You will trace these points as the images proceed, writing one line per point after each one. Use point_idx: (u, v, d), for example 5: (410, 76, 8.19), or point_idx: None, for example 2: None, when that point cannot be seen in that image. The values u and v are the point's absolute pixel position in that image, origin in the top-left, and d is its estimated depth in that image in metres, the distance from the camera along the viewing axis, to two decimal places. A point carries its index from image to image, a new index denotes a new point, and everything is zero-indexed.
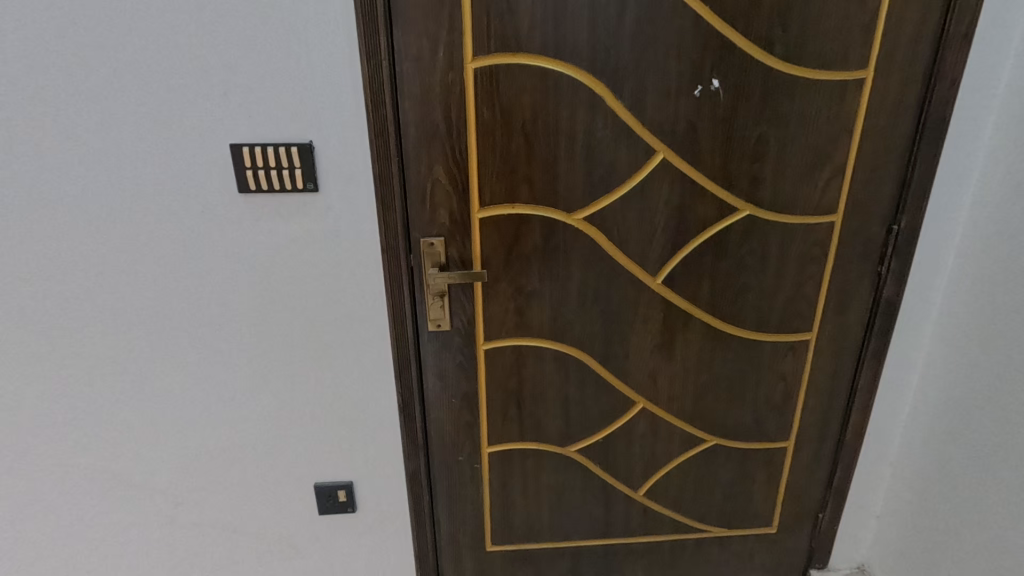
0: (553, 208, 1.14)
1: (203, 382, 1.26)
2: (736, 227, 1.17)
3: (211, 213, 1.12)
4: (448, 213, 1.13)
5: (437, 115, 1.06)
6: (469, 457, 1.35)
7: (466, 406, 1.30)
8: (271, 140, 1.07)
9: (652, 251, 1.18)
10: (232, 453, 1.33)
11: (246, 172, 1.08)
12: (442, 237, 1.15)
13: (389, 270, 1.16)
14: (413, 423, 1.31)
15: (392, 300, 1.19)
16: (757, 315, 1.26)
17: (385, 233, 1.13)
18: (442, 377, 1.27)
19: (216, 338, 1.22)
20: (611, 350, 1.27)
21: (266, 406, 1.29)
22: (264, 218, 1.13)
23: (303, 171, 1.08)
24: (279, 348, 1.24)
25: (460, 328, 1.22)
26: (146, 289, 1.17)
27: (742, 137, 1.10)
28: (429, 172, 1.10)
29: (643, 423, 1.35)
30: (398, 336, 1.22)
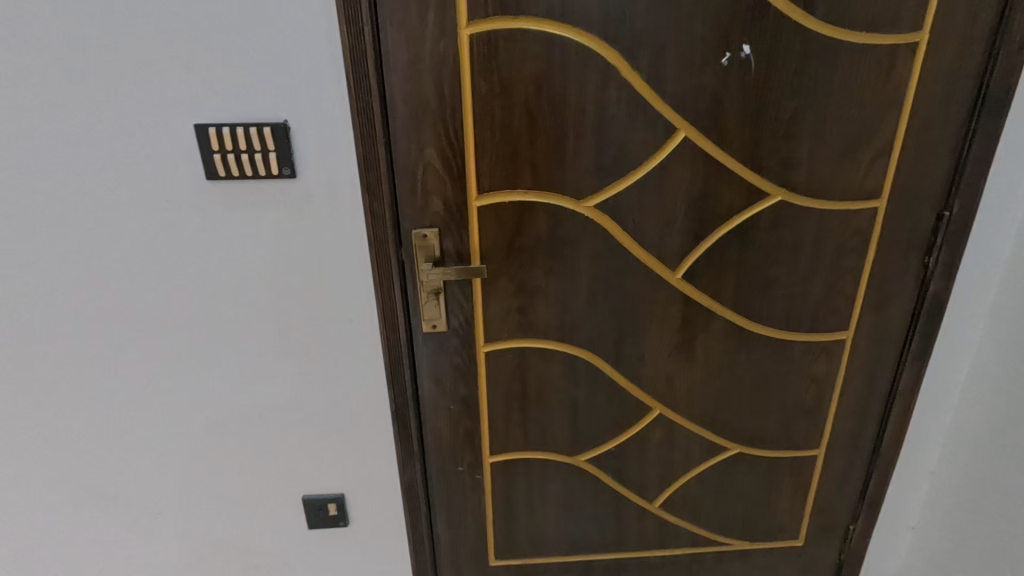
0: (560, 196, 1.01)
1: (181, 389, 1.16)
2: (766, 215, 1.04)
3: (180, 204, 1.00)
4: (442, 202, 1.01)
5: (428, 90, 0.93)
6: (470, 467, 1.25)
7: (466, 414, 1.19)
8: (240, 120, 0.95)
9: (671, 242, 1.06)
10: (214, 463, 1.23)
11: (214, 157, 0.96)
12: (437, 228, 1.02)
13: (377, 266, 1.04)
14: (408, 432, 1.20)
15: (382, 299, 1.07)
16: (787, 313, 1.13)
17: (372, 225, 1.01)
18: (438, 382, 1.16)
19: (193, 341, 1.12)
20: (624, 353, 1.15)
21: (249, 414, 1.19)
22: (238, 209, 1.01)
23: (278, 155, 0.96)
24: (261, 351, 1.13)
25: (458, 329, 1.11)
26: (111, 288, 1.06)
27: (776, 112, 0.97)
28: (421, 156, 0.97)
29: (659, 431, 1.23)
30: (389, 338, 1.11)
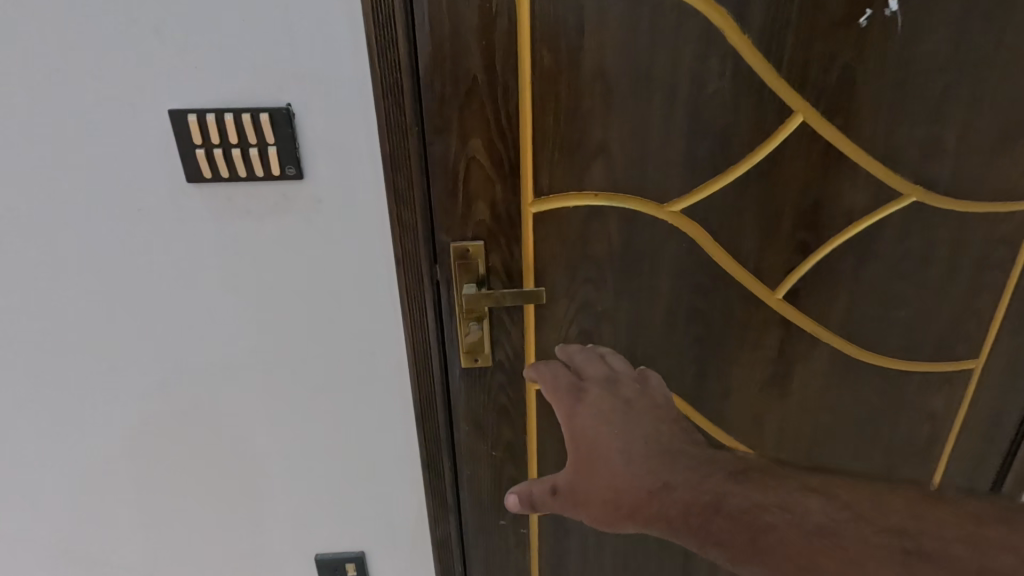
0: (638, 199, 0.80)
1: (169, 436, 0.96)
2: (894, 221, 0.83)
3: (156, 213, 0.78)
4: (489, 209, 0.80)
5: (475, 61, 0.71)
6: (513, 521, 1.05)
7: (510, 462, 0.99)
8: (229, 104, 0.72)
9: (772, 256, 0.84)
10: (213, 519, 1.05)
11: (197, 152, 0.73)
12: (481, 241, 0.81)
13: (406, 288, 0.83)
14: (441, 483, 1.00)
15: (411, 328, 0.86)
16: (906, 339, 0.92)
17: (400, 238, 0.80)
18: (478, 425, 0.95)
19: (179, 380, 0.92)
20: (705, 389, 0.94)
21: (252, 462, 1.00)
22: (230, 220, 0.79)
23: (280, 150, 0.74)
24: (263, 390, 0.93)
25: (504, 363, 0.90)
26: (75, 318, 0.85)
27: (921, 88, 0.75)
28: (464, 150, 0.76)
29: None
30: (420, 375, 0.90)
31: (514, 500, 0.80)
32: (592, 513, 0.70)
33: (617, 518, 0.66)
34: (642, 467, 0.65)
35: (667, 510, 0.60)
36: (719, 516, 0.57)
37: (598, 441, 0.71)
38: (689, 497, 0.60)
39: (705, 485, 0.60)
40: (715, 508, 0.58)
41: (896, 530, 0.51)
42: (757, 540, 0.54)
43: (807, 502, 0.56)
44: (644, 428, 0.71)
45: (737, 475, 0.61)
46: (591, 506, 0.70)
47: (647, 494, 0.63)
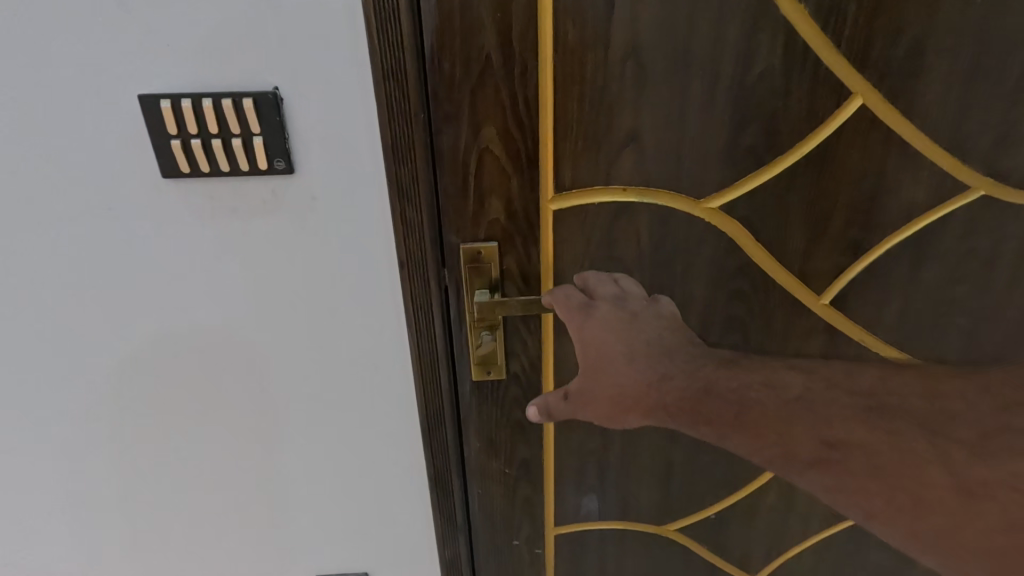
0: (671, 194, 0.71)
1: (153, 455, 0.89)
2: (959, 218, 0.74)
3: (129, 214, 0.69)
4: (504, 206, 0.71)
5: (489, 37, 0.62)
6: (528, 540, 0.97)
7: (525, 480, 0.91)
8: (208, 88, 0.63)
9: (819, 257, 0.75)
10: (204, 539, 0.98)
11: (172, 143, 0.64)
12: (495, 242, 0.73)
13: (411, 295, 0.74)
14: (450, 503, 0.92)
15: (417, 339, 0.78)
16: (963, 348, 0.83)
17: (404, 240, 0.71)
18: (491, 442, 0.87)
19: (163, 395, 0.84)
20: None
21: (247, 482, 0.92)
22: (213, 221, 0.70)
23: (267, 140, 0.65)
24: (256, 405, 0.85)
25: (519, 376, 0.82)
26: (45, 332, 0.77)
27: (1001, 66, 0.65)
28: (475, 140, 0.67)
29: (773, 495, 0.95)
30: (427, 389, 0.82)
31: (531, 411, 0.79)
32: (596, 412, 0.79)
33: (620, 408, 0.78)
34: (638, 365, 0.75)
35: (665, 399, 0.74)
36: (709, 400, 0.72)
37: (604, 348, 0.75)
38: (685, 389, 0.73)
39: (690, 376, 0.73)
40: (707, 393, 0.72)
41: (867, 394, 0.69)
42: (741, 413, 0.70)
43: (787, 377, 0.72)
44: (648, 335, 0.75)
45: (725, 364, 0.74)
46: (600, 399, 0.78)
47: (643, 387, 0.75)
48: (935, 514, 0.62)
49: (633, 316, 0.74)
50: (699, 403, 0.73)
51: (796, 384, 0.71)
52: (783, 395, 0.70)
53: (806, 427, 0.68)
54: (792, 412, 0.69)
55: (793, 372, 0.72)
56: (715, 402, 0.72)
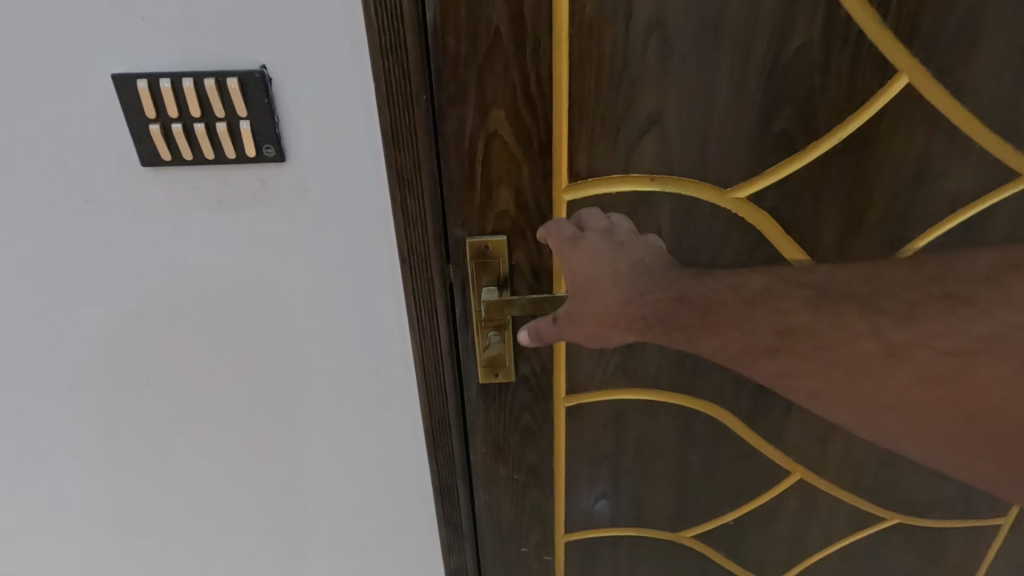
0: (695, 183, 0.65)
1: (137, 467, 0.83)
2: (1007, 209, 0.68)
3: (106, 209, 0.64)
4: (513, 197, 0.65)
5: (498, 9, 0.56)
6: (537, 547, 0.93)
7: (534, 486, 0.87)
8: (189, 69, 0.57)
9: (854, 251, 0.70)
10: (196, 553, 0.92)
11: (151, 128, 0.59)
12: (504, 235, 0.67)
13: (413, 293, 0.68)
14: (456, 510, 0.88)
15: (420, 340, 0.72)
16: None
17: (405, 233, 0.65)
18: (499, 446, 0.82)
19: (146, 403, 0.78)
20: (763, 404, 0.81)
21: (238, 493, 0.87)
22: (198, 215, 0.65)
23: (255, 125, 0.59)
24: (246, 413, 0.80)
25: (529, 378, 0.77)
26: (17, 336, 0.71)
27: None
28: (483, 123, 0.61)
29: (794, 501, 0.90)
30: (431, 393, 0.76)
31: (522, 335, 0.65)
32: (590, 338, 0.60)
33: (605, 328, 0.57)
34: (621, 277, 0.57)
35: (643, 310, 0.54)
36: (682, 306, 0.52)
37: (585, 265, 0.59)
38: (665, 296, 0.54)
39: (665, 288, 0.54)
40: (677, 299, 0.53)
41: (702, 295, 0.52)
42: (708, 313, 0.51)
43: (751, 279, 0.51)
44: (635, 256, 0.58)
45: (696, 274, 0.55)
46: (585, 319, 0.59)
47: (625, 305, 0.55)
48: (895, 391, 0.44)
49: (621, 243, 0.60)
50: (684, 315, 0.52)
51: (758, 284, 0.51)
52: (745, 294, 0.51)
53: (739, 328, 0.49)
54: (760, 308, 0.49)
55: (755, 271, 0.52)
56: (689, 308, 0.52)
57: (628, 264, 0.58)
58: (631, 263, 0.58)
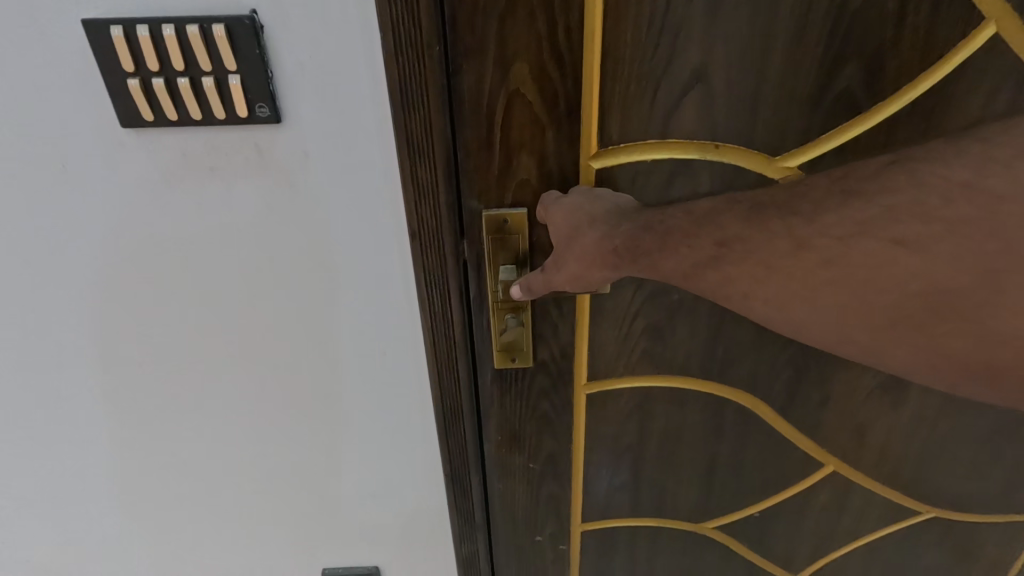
0: (742, 151, 0.58)
1: (136, 451, 0.79)
2: None
3: (84, 176, 0.57)
4: (536, 165, 0.59)
5: None
6: (552, 537, 0.89)
7: (550, 475, 0.82)
8: (169, 14, 0.50)
9: None
10: (200, 539, 0.89)
11: (129, 83, 0.52)
12: (525, 207, 0.61)
13: (424, 271, 0.62)
14: (468, 500, 0.83)
15: (431, 322, 0.66)
16: None
17: (415, 206, 0.58)
18: (514, 434, 0.77)
19: (142, 386, 0.73)
20: (799, 394, 0.75)
21: (240, 480, 0.83)
22: (187, 183, 0.58)
23: (246, 80, 0.52)
24: (247, 398, 0.75)
25: (548, 363, 0.71)
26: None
27: None
28: (504, 81, 0.54)
29: (825, 493, 0.85)
30: (442, 380, 0.71)
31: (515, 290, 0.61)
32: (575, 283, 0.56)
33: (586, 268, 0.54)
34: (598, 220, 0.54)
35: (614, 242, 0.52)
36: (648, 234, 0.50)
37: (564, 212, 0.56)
38: (634, 227, 0.52)
39: (634, 220, 0.53)
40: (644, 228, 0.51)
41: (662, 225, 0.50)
42: (668, 238, 0.49)
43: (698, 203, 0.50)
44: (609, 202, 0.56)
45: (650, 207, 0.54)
46: (564, 261, 0.56)
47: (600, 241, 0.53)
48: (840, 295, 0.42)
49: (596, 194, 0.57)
50: (648, 241, 0.50)
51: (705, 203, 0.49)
52: (693, 213, 0.49)
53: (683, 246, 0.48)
54: (707, 226, 0.47)
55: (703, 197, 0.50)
56: (655, 236, 0.50)
57: (602, 204, 0.56)
58: (604, 205, 0.56)
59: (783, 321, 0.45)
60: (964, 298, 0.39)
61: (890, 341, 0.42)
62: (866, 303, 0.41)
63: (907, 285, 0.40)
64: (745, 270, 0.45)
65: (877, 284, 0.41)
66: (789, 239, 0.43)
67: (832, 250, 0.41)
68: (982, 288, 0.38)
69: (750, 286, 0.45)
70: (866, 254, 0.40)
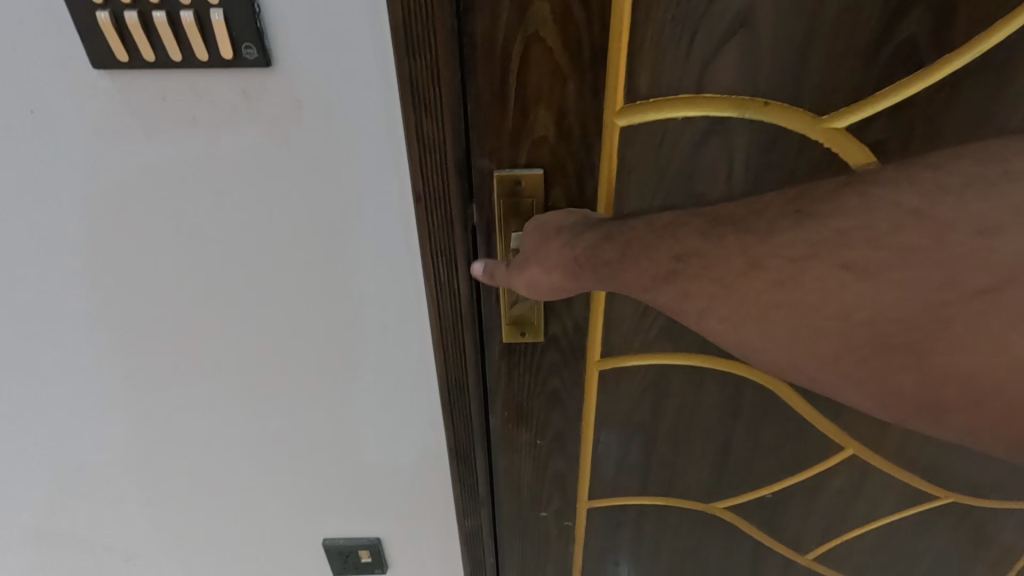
0: (785, 110, 0.52)
1: (129, 418, 0.76)
2: None
3: (54, 123, 0.52)
4: (554, 121, 0.53)
5: None
6: (557, 513, 0.87)
7: (557, 452, 0.79)
8: None
9: None
10: (199, 506, 0.87)
11: (98, 17, 0.46)
12: (540, 168, 0.55)
13: (429, 237, 0.57)
14: (473, 476, 0.81)
15: (436, 293, 0.61)
16: None
17: (419, 165, 0.53)
18: (521, 411, 0.74)
19: (130, 352, 0.69)
20: None
21: (237, 449, 0.80)
22: (169, 135, 0.53)
23: (230, 14, 0.46)
24: (240, 368, 0.71)
25: (559, 339, 0.67)
26: None
27: None
28: (521, 22, 0.48)
29: (842, 477, 0.82)
30: (447, 353, 0.66)
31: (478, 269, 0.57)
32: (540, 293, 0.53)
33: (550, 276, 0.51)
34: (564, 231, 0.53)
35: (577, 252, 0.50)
36: (609, 244, 0.48)
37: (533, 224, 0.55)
38: (598, 236, 0.50)
39: (599, 229, 0.51)
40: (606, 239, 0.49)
41: (624, 237, 0.48)
42: (628, 248, 0.46)
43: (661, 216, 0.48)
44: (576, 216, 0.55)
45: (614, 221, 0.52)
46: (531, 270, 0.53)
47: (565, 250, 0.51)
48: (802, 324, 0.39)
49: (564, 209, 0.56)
50: (609, 254, 0.47)
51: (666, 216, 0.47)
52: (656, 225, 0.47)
53: (642, 260, 0.45)
54: (665, 239, 0.45)
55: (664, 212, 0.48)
56: (616, 245, 0.48)
57: (563, 215, 0.55)
58: (572, 217, 0.54)
59: (733, 342, 0.43)
60: (915, 332, 0.37)
61: (841, 374, 0.39)
62: (823, 333, 0.39)
63: (855, 312, 0.38)
64: (703, 289, 0.42)
65: (826, 311, 0.39)
66: (815, 218, 0.39)
67: (782, 272, 0.39)
68: (936, 322, 0.36)
69: (707, 305, 0.42)
70: (816, 276, 0.38)
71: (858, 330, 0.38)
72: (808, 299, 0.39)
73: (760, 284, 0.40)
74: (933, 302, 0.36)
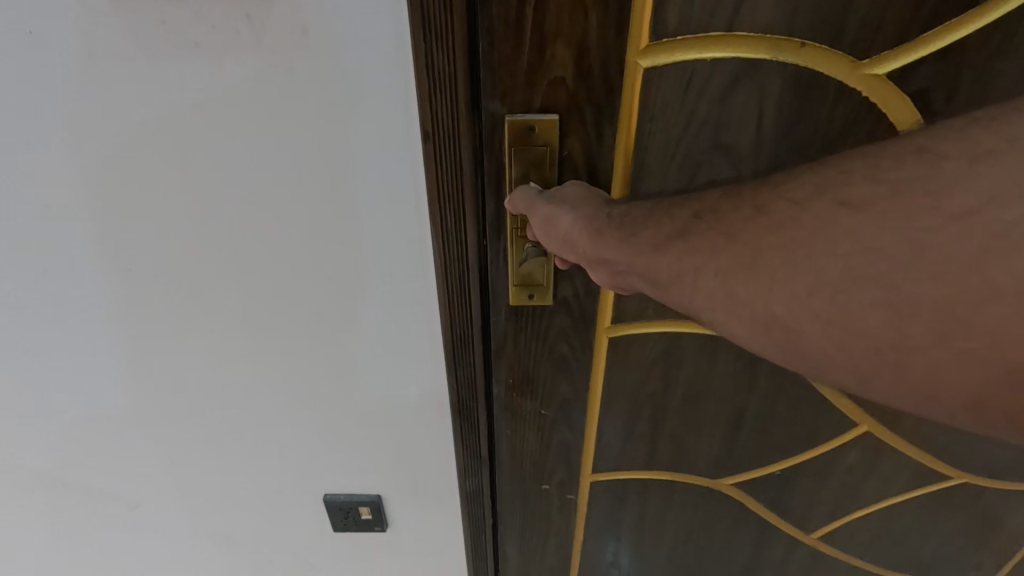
0: (825, 52, 0.48)
1: (123, 370, 0.73)
2: None
3: (41, 46, 0.48)
4: (574, 59, 0.49)
5: None
6: (559, 486, 0.85)
7: (563, 423, 0.77)
8: None
9: None
10: (197, 460, 0.86)
11: None
12: (556, 113, 0.51)
13: (438, 183, 0.53)
14: (475, 443, 0.79)
15: (442, 246, 0.58)
16: None
17: (428, 104, 0.49)
18: (527, 378, 0.71)
19: (123, 301, 0.66)
20: None
21: (235, 404, 0.78)
22: (163, 64, 0.49)
23: None
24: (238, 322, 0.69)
25: (569, 302, 0.64)
26: None
27: None
28: None
29: (854, 455, 0.79)
30: (453, 314, 0.63)
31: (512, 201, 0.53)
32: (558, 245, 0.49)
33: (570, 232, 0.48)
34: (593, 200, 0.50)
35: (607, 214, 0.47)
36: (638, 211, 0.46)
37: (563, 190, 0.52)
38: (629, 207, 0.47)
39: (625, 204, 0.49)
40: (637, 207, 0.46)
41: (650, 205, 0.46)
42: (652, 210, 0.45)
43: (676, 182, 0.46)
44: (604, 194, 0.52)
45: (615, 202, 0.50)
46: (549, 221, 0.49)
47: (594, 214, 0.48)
48: (800, 280, 0.36)
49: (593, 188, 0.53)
50: (636, 215, 0.46)
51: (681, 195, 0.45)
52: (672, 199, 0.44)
53: (667, 221, 0.43)
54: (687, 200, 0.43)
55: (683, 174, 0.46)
56: (643, 209, 0.46)
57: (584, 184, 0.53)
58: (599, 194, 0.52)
59: (720, 303, 0.39)
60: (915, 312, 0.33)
61: (827, 340, 0.36)
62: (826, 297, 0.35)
63: (856, 270, 0.34)
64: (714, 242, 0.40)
65: (814, 258, 0.35)
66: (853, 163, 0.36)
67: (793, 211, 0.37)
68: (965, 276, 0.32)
69: (705, 260, 0.40)
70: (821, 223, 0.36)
71: (842, 279, 0.35)
72: (791, 239, 0.36)
73: (780, 224, 0.37)
74: (951, 248, 0.32)
